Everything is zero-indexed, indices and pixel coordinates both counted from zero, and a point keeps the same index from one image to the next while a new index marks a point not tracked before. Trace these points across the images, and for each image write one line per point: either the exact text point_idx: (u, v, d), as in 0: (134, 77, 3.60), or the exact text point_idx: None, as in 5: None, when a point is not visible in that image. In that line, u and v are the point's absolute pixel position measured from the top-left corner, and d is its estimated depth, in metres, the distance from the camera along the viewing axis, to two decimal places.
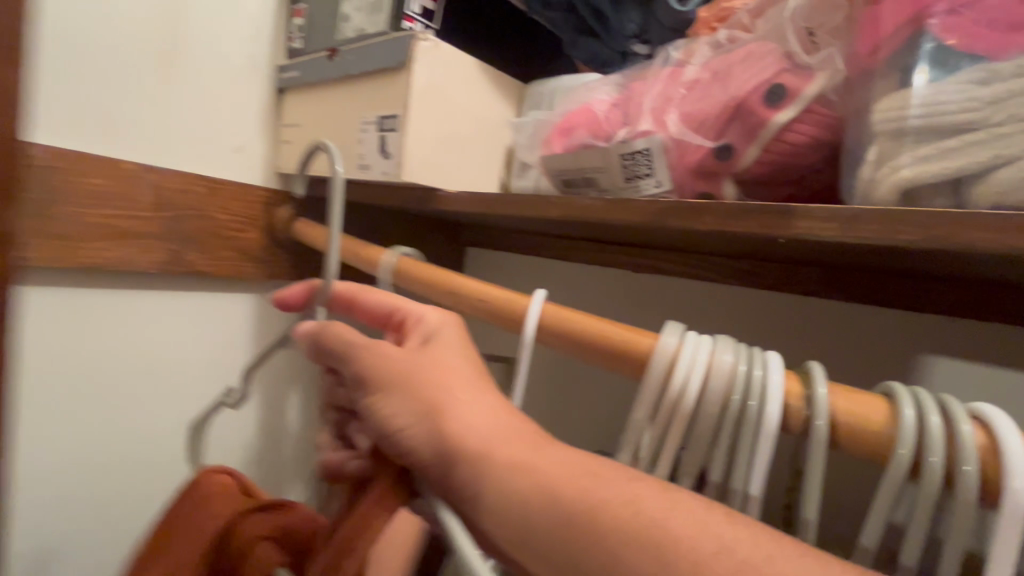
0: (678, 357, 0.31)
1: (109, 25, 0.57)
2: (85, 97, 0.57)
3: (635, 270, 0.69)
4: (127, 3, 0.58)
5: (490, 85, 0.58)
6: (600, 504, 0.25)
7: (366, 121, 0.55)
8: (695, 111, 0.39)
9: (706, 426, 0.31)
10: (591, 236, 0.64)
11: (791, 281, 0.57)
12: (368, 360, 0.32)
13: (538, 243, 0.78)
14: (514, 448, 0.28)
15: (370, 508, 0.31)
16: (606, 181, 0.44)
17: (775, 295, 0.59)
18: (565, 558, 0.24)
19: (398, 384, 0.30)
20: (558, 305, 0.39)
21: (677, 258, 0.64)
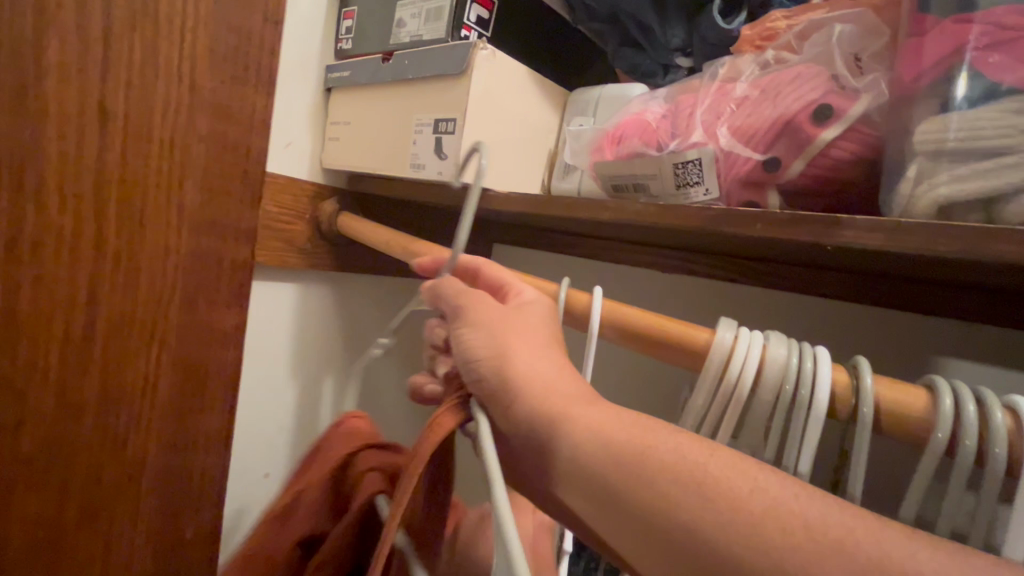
0: (734, 350, 0.34)
1: (286, 70, 0.69)
2: (275, 130, 0.69)
3: (664, 270, 0.72)
4: (292, 48, 0.69)
5: (538, 91, 0.61)
6: (673, 471, 0.27)
7: (421, 123, 0.58)
8: (745, 125, 0.42)
9: (760, 412, 0.34)
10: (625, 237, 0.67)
11: (817, 285, 0.59)
12: (463, 300, 0.35)
13: (568, 241, 0.82)
14: (592, 412, 0.30)
15: (444, 410, 0.31)
16: (657, 187, 0.47)
17: (799, 297, 0.62)
18: (633, 511, 0.27)
19: (485, 327, 0.33)
20: (614, 301, 0.42)
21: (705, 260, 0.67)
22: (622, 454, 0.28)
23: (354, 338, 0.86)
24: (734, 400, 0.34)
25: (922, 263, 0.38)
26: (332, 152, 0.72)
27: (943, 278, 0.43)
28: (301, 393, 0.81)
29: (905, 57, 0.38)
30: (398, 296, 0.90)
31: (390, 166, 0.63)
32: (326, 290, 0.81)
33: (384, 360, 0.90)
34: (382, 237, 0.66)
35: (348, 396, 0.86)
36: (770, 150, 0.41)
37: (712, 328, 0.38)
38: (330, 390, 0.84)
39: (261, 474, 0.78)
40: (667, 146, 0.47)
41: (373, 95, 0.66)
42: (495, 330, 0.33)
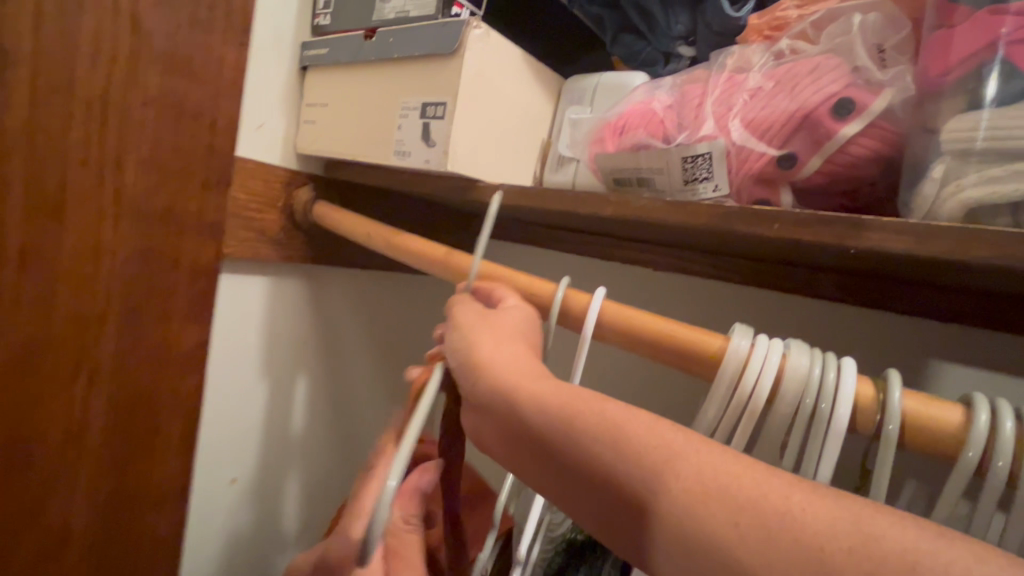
0: (750, 360, 0.32)
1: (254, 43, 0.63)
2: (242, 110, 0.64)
3: (657, 268, 0.70)
4: (263, 22, 0.64)
5: (532, 77, 0.58)
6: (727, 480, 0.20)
7: (407, 107, 0.54)
8: (759, 118, 0.40)
9: (777, 429, 0.31)
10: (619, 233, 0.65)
11: (813, 286, 0.58)
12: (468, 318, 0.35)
13: (558, 235, 0.79)
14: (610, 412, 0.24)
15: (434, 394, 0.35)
16: (663, 183, 0.45)
17: (795, 298, 0.60)
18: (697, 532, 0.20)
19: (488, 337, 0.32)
20: (617, 303, 0.39)
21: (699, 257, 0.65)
22: (612, 433, 0.23)
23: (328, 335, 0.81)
24: (749, 415, 0.31)
25: (947, 265, 0.36)
26: (307, 137, 0.67)
27: (956, 279, 0.41)
28: (272, 393, 0.76)
29: (932, 50, 0.36)
30: (377, 291, 0.86)
31: (371, 152, 0.58)
32: (300, 285, 0.76)
33: (361, 358, 0.86)
34: (360, 229, 0.61)
35: (322, 396, 0.81)
36: (786, 145, 0.39)
37: (725, 335, 0.35)
38: (303, 389, 0.79)
39: (227, 481, 0.73)
40: (674, 139, 0.44)
41: (352, 75, 0.61)
42: (494, 342, 0.31)
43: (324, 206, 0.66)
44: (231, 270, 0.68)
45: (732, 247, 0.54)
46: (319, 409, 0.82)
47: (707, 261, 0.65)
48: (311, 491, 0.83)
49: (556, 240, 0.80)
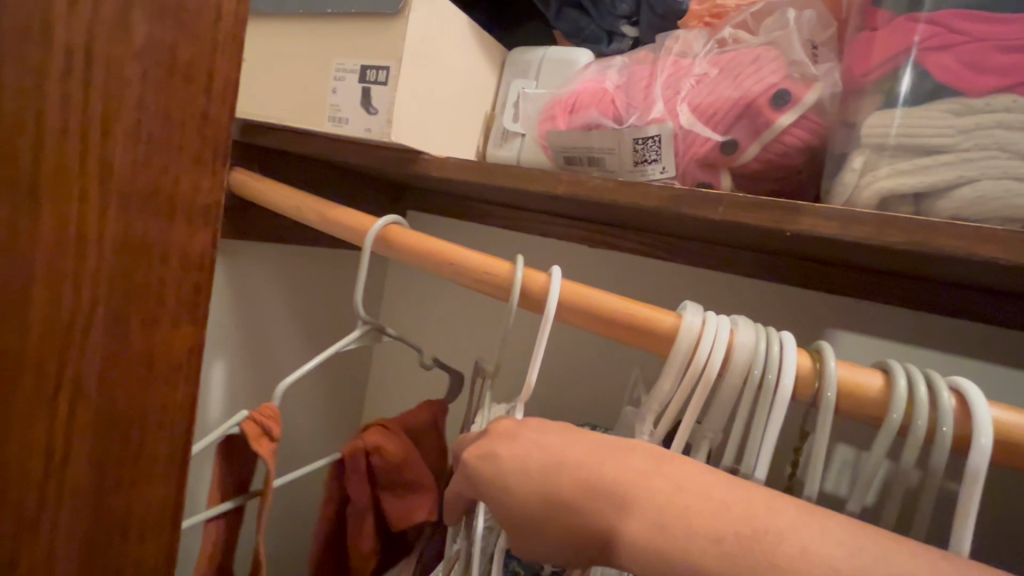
0: (702, 336, 0.34)
1: None
2: None
3: (593, 245, 0.72)
4: None
5: (477, 46, 0.56)
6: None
7: (343, 68, 0.50)
8: (705, 104, 0.41)
9: (727, 396, 0.34)
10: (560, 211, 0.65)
11: (735, 263, 0.62)
12: None
13: (492, 211, 0.78)
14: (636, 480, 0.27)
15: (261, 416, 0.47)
16: (613, 163, 0.45)
17: (718, 275, 0.65)
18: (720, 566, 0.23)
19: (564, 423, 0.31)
20: (573, 281, 0.40)
21: (634, 236, 0.68)
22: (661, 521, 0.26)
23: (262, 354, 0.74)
24: (702, 385, 0.34)
25: (872, 249, 0.40)
26: None
27: (873, 262, 0.46)
28: None
29: (856, 51, 0.40)
30: (304, 267, 0.79)
31: (303, 117, 0.53)
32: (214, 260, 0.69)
33: (286, 342, 0.79)
34: (290, 201, 0.56)
35: (240, 383, 0.75)
36: (729, 132, 0.41)
37: (676, 311, 0.37)
38: (221, 373, 0.73)
39: None
40: (625, 120, 0.45)
41: (278, 28, 0.55)
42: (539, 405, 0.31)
43: (244, 176, 0.60)
44: None
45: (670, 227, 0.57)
46: (239, 395, 0.75)
47: (641, 240, 0.68)
48: None
49: (491, 216, 0.79)
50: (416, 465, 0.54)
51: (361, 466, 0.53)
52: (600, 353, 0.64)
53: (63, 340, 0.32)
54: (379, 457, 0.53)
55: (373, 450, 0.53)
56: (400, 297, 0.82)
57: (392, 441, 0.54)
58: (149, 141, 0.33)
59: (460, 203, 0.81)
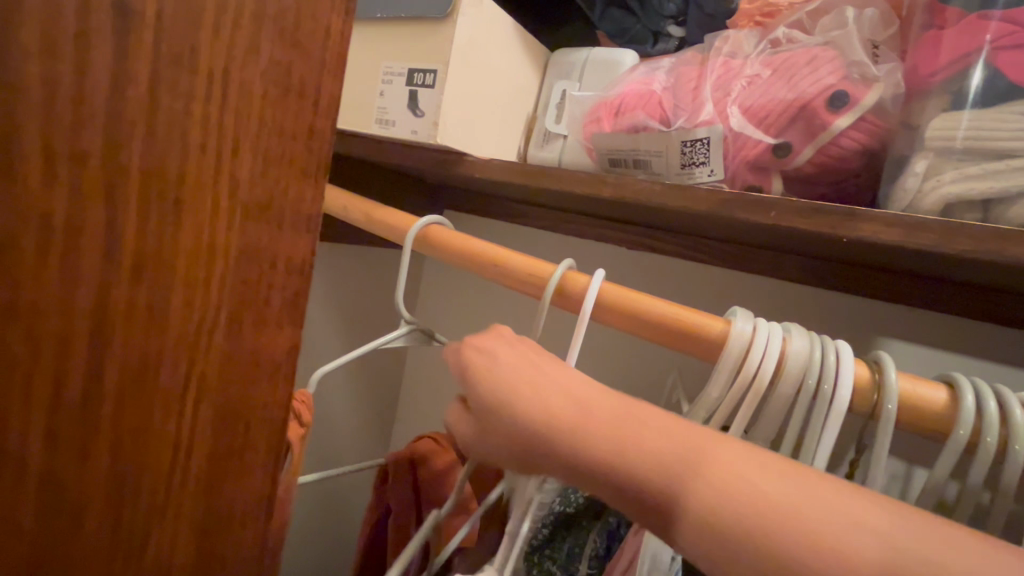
0: (753, 344, 0.33)
1: None
2: None
3: (632, 247, 0.71)
4: None
5: (521, 48, 0.56)
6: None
7: (391, 72, 0.51)
8: (758, 106, 0.41)
9: (779, 406, 0.33)
10: (599, 213, 0.65)
11: (780, 268, 0.61)
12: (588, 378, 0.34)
13: (530, 212, 0.78)
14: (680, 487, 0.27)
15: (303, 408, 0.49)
16: (660, 165, 0.45)
17: (762, 279, 0.63)
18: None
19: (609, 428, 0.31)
20: (617, 285, 0.40)
21: (674, 238, 0.67)
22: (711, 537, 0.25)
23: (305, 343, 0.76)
24: (754, 393, 0.33)
25: (909, 253, 0.39)
26: None
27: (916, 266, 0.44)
28: None
29: (923, 50, 0.38)
30: (345, 265, 0.81)
31: (352, 119, 0.54)
32: None
33: (327, 337, 0.82)
34: (337, 201, 0.58)
35: None
36: (782, 135, 0.40)
37: (725, 318, 0.36)
38: None
39: None
40: (674, 123, 0.44)
41: None
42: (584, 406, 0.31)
43: None
44: None
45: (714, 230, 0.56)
46: None
47: (682, 242, 0.67)
48: None
49: (528, 216, 0.79)
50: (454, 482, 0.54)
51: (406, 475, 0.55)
52: (640, 356, 0.63)
53: (149, 410, 0.26)
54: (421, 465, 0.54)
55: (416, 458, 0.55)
56: (437, 296, 0.83)
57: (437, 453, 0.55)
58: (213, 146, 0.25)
59: (498, 204, 0.81)
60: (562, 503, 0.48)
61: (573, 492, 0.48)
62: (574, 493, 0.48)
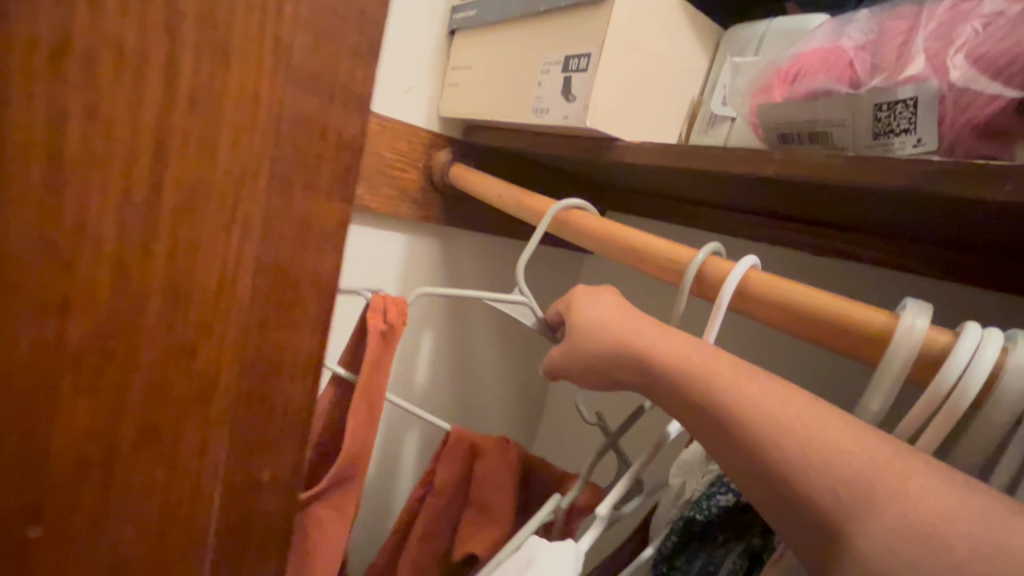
0: (950, 352, 0.25)
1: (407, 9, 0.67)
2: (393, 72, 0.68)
3: (793, 249, 0.61)
4: None
5: (689, 27, 0.53)
6: None
7: (549, 62, 0.53)
8: (994, 51, 0.31)
9: (988, 434, 0.25)
10: (759, 207, 0.58)
11: (1000, 277, 0.47)
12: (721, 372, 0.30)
13: (657, 206, 0.74)
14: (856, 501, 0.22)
15: None
16: (844, 137, 0.38)
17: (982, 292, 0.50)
18: None
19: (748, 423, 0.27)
20: (769, 273, 0.34)
21: (846, 239, 0.56)
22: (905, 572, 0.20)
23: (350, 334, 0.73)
24: (947, 415, 0.25)
25: (915, 226, 0.43)
26: (451, 100, 0.69)
27: None
28: (402, 346, 0.80)
29: None
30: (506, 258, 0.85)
31: (512, 113, 0.58)
32: (432, 244, 0.78)
33: (484, 324, 0.87)
34: (492, 189, 0.63)
35: (443, 354, 0.84)
36: None
37: (891, 312, 0.29)
38: (427, 346, 0.82)
39: None
40: (866, 84, 0.36)
41: (501, 37, 0.61)
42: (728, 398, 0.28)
43: (463, 171, 0.68)
44: (373, 223, 0.73)
45: (910, 229, 0.45)
46: (441, 366, 0.85)
47: (862, 242, 0.55)
48: (426, 445, 0.87)
49: (654, 213, 0.74)
50: (505, 491, 0.53)
51: (462, 464, 0.56)
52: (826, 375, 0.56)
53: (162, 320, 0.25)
54: (482, 461, 0.54)
55: (479, 452, 0.55)
56: None
57: (495, 457, 0.55)
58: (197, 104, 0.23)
59: (644, 201, 0.75)
60: (692, 508, 0.43)
61: (707, 499, 0.43)
62: (708, 500, 0.43)
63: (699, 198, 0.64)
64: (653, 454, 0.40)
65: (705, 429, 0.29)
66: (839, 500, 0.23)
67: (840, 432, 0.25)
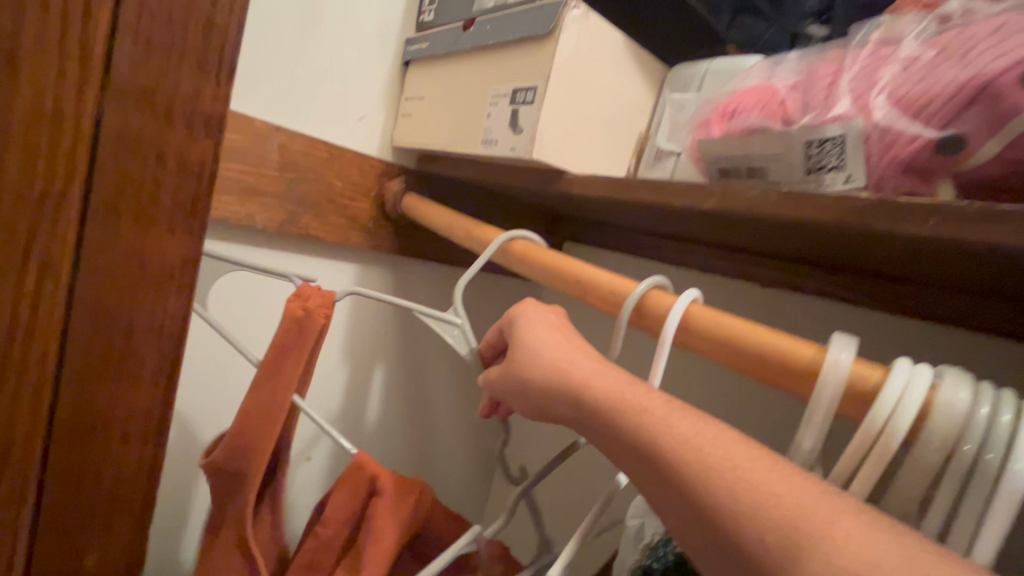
0: (883, 390, 0.25)
1: (360, 40, 0.67)
2: (344, 99, 0.67)
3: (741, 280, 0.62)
4: (367, 21, 0.67)
5: (636, 65, 0.54)
6: None
7: (498, 94, 0.53)
8: (913, 92, 0.32)
9: (917, 479, 0.24)
10: (708, 238, 0.58)
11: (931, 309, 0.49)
12: (655, 411, 0.29)
13: (613, 239, 0.74)
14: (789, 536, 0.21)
15: None
16: (779, 172, 0.38)
17: (916, 327, 0.51)
18: None
19: (681, 467, 0.26)
20: (710, 306, 0.33)
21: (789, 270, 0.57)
22: None
23: (252, 320, 0.67)
24: (877, 455, 0.24)
25: (840, 256, 0.44)
26: (404, 129, 0.68)
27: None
28: (352, 379, 0.77)
29: None
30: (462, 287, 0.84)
31: (462, 143, 0.57)
32: (384, 273, 0.76)
33: (439, 357, 0.84)
34: (443, 220, 0.62)
35: (396, 389, 0.81)
36: (950, 126, 0.31)
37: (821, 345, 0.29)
38: (379, 379, 0.79)
39: (302, 458, 0.74)
40: (797, 121, 0.37)
41: (452, 68, 0.61)
42: (662, 440, 0.27)
43: (413, 200, 0.67)
44: (321, 251, 0.70)
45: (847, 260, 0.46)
46: (393, 401, 0.81)
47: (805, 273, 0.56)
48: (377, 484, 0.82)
49: (610, 244, 0.75)
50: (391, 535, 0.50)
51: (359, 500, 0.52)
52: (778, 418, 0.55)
53: None
54: (378, 500, 0.51)
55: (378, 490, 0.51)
56: None
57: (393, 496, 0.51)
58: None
59: (599, 233, 0.76)
60: (650, 556, 0.42)
61: (664, 544, 0.42)
62: (666, 546, 0.42)
63: (650, 229, 0.65)
64: (601, 509, 0.38)
65: (640, 470, 0.28)
66: (769, 545, 0.22)
67: (772, 470, 0.24)
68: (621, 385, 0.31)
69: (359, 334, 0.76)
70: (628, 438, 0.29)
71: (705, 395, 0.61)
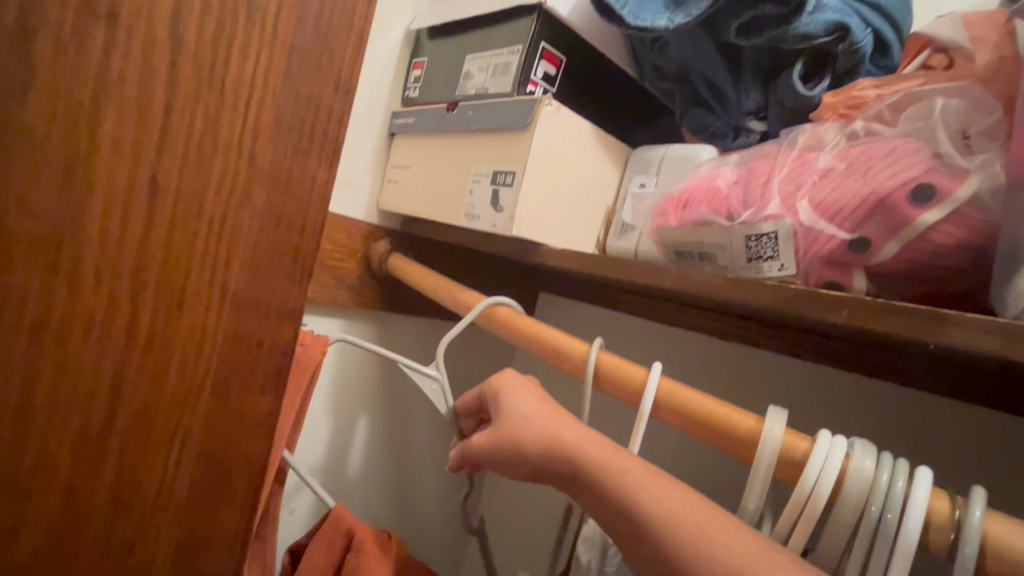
0: (809, 461, 0.30)
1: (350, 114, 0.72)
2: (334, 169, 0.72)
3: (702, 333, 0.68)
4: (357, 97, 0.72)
5: (602, 148, 0.61)
6: None
7: (480, 174, 0.58)
8: (830, 200, 0.39)
9: (837, 535, 0.29)
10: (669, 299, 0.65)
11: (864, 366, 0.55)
12: (622, 477, 0.33)
13: (587, 293, 0.80)
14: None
15: None
16: (725, 259, 0.44)
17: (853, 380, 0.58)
18: None
19: (644, 528, 0.30)
20: (673, 379, 0.38)
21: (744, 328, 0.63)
22: None
23: None
24: (805, 517, 0.29)
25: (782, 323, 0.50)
26: (390, 195, 0.73)
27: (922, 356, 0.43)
28: (335, 431, 0.79)
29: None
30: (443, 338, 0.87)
31: (446, 214, 0.62)
32: (368, 327, 0.80)
33: (421, 406, 0.87)
34: (428, 282, 0.66)
35: (378, 440, 0.83)
36: (859, 230, 0.37)
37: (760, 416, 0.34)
38: (362, 431, 0.81)
39: (286, 511, 0.75)
40: (739, 217, 0.43)
41: (435, 144, 0.67)
42: (628, 504, 0.32)
43: (399, 261, 0.71)
44: (310, 309, 0.73)
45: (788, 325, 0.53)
46: (376, 451, 0.83)
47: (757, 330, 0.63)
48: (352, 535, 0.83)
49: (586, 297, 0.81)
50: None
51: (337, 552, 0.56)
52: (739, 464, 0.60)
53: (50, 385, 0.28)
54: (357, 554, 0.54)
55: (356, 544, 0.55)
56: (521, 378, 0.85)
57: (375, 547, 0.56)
58: (159, 231, 0.30)
59: (573, 288, 0.81)
60: None
61: None
62: None
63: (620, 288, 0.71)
64: None
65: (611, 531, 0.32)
66: None
67: (720, 529, 0.29)
68: (594, 452, 0.36)
69: (344, 387, 0.78)
70: (601, 501, 0.33)
71: (673, 443, 0.66)
